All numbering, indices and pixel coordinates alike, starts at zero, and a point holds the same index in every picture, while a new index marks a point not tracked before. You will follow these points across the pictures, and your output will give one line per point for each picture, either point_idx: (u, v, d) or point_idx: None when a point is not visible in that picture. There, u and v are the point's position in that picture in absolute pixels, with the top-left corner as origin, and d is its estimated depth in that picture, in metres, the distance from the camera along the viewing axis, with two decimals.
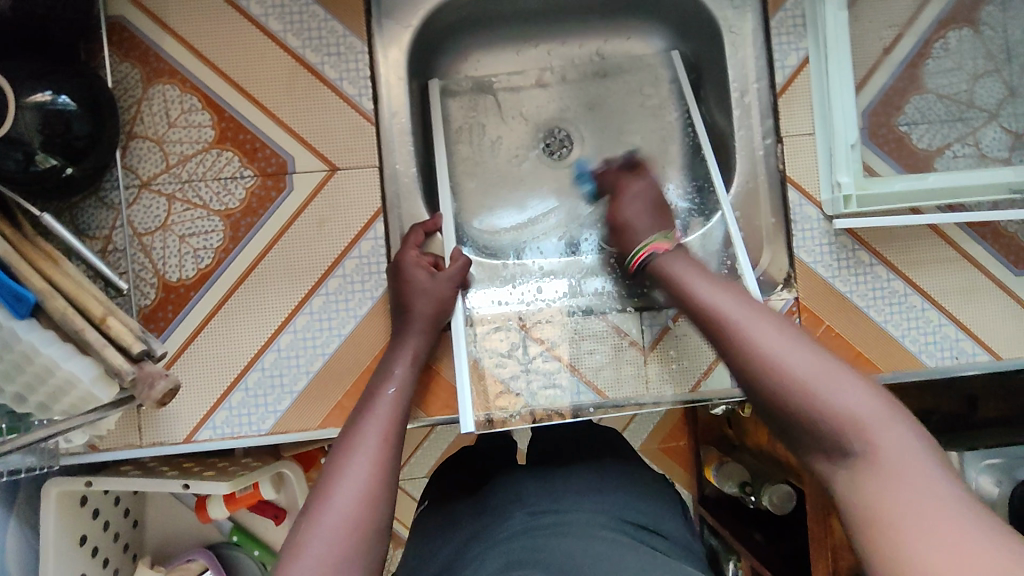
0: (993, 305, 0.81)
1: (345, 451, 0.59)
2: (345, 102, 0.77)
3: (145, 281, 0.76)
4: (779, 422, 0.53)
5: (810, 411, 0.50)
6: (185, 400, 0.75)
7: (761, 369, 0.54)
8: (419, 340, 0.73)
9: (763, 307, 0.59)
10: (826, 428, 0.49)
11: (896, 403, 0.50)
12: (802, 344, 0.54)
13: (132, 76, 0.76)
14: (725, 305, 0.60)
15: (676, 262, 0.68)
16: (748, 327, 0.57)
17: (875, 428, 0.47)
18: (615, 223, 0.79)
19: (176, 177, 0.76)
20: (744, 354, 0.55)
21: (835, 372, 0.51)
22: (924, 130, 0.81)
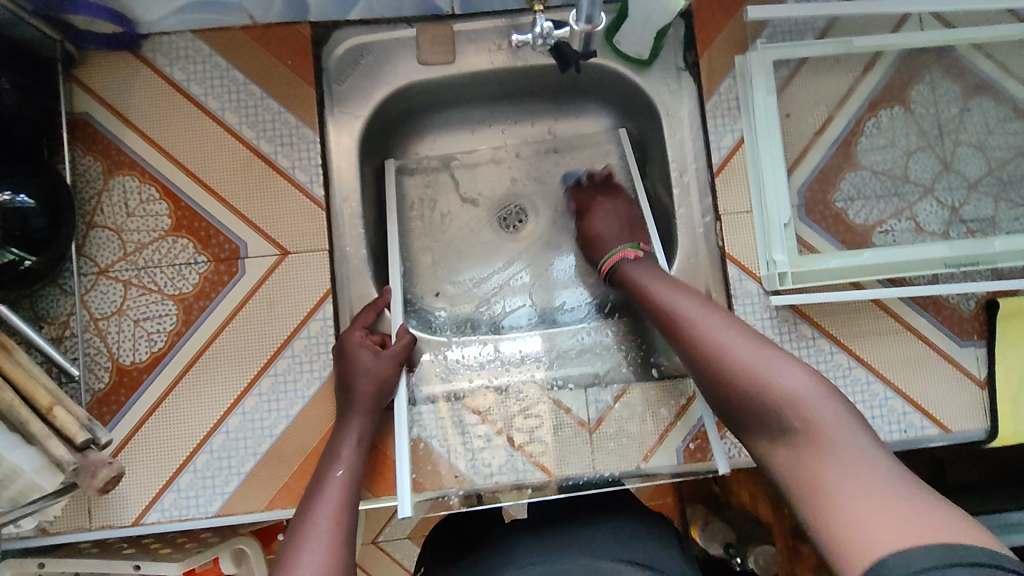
0: (939, 377, 0.81)
1: (297, 542, 0.61)
2: (296, 189, 0.81)
3: (100, 365, 0.78)
4: (728, 410, 0.63)
5: (756, 394, 0.60)
6: (136, 483, 0.76)
7: (716, 364, 0.63)
8: (362, 420, 0.74)
9: (722, 309, 0.69)
10: (773, 409, 0.58)
11: (837, 393, 0.59)
12: (754, 342, 0.63)
13: (94, 169, 0.80)
14: (682, 299, 0.70)
15: (634, 268, 0.77)
16: (701, 324, 0.66)
17: (818, 408, 0.57)
18: (587, 236, 0.86)
19: (132, 265, 0.79)
20: (703, 347, 0.65)
21: (799, 368, 0.60)
22: (860, 205, 0.82)
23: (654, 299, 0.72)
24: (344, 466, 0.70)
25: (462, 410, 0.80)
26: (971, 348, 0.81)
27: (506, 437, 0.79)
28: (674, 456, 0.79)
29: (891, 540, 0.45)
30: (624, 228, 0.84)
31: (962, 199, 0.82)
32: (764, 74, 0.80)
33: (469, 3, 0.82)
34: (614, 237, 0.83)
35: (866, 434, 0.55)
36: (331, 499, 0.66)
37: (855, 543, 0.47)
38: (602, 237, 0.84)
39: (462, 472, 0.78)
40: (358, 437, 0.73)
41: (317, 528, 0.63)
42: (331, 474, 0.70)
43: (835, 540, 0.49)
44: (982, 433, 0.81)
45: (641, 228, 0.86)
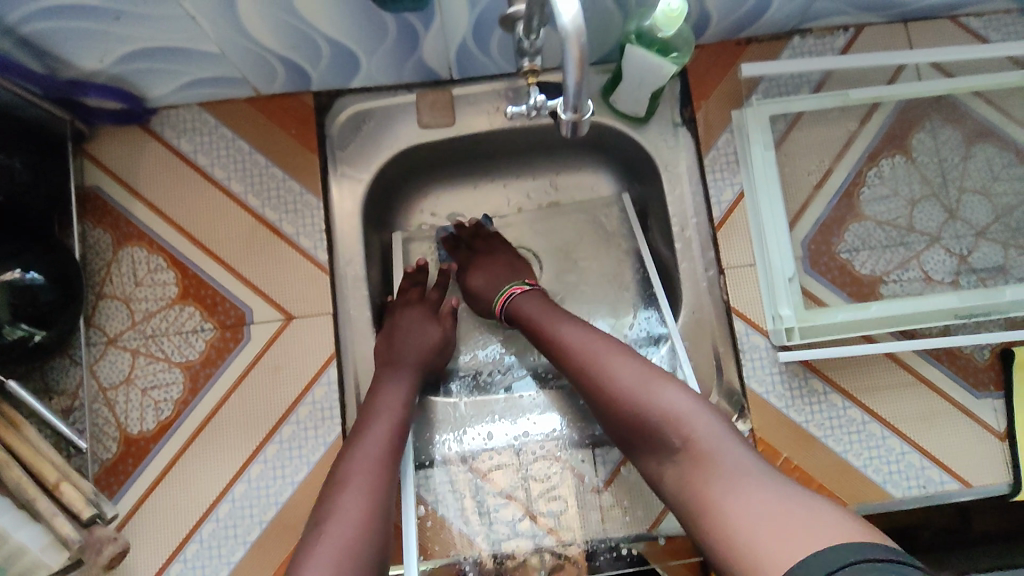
0: (958, 429, 0.78)
1: (337, 488, 0.64)
2: (301, 255, 0.82)
3: (108, 435, 0.78)
4: (623, 431, 0.65)
5: (640, 414, 0.62)
6: (141, 554, 0.76)
7: (609, 400, 0.65)
8: (415, 355, 0.80)
9: (611, 336, 0.70)
10: (657, 428, 0.61)
11: (709, 403, 0.63)
12: (648, 370, 0.65)
13: (104, 240, 0.82)
14: (572, 333, 0.71)
15: (524, 304, 0.79)
16: (598, 358, 0.67)
17: (696, 427, 0.60)
18: (467, 289, 0.88)
19: (140, 333, 0.80)
20: (597, 380, 0.66)
21: (683, 391, 0.63)
22: (866, 256, 0.81)
23: (553, 340, 0.72)
24: (390, 415, 0.72)
25: (469, 479, 0.79)
26: (989, 399, 0.79)
27: (518, 504, 0.78)
28: None
29: (780, 557, 0.49)
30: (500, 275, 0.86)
31: (971, 247, 0.81)
32: (760, 130, 0.82)
33: (467, 69, 0.84)
34: (493, 286, 0.85)
35: (744, 448, 0.59)
36: (368, 452, 0.67)
37: (751, 554, 0.51)
38: (485, 285, 0.86)
39: (470, 539, 0.77)
40: (405, 390, 0.76)
41: (356, 474, 0.65)
42: (376, 417, 0.71)
43: (734, 556, 0.52)
44: (1005, 487, 0.77)
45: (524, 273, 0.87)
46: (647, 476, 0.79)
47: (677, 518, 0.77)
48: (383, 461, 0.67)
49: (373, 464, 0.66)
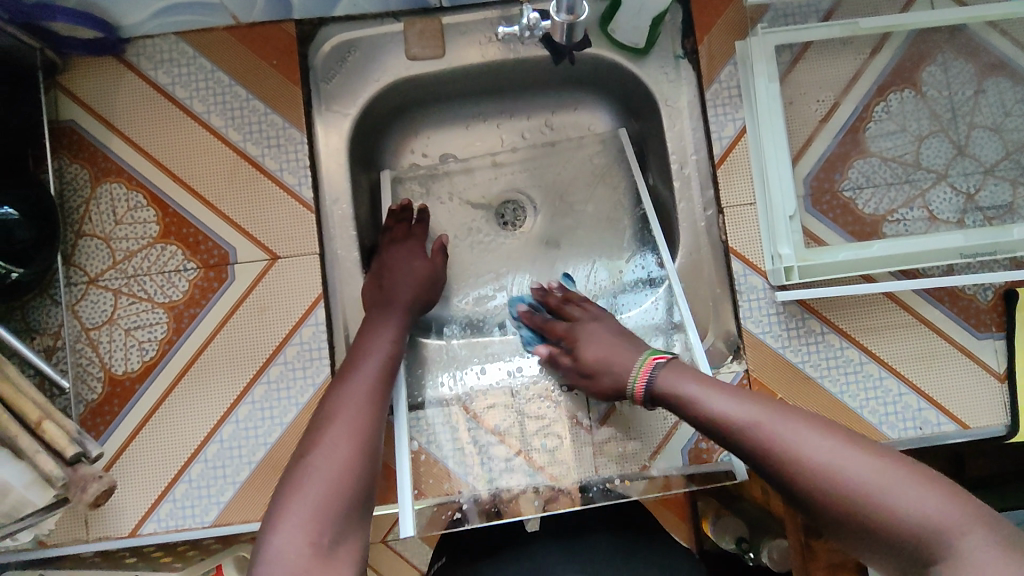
0: (958, 371, 0.77)
1: (320, 430, 0.62)
2: (285, 192, 0.79)
3: (92, 375, 0.77)
4: (837, 528, 0.51)
5: (878, 523, 0.48)
6: (131, 493, 0.76)
7: (820, 499, 0.51)
8: (406, 292, 0.78)
9: (780, 401, 0.58)
10: (909, 542, 0.47)
11: (970, 502, 0.48)
12: (844, 441, 0.53)
13: (81, 176, 0.79)
14: (741, 408, 0.58)
15: (692, 390, 0.62)
16: (785, 433, 0.54)
17: (948, 535, 0.46)
18: (586, 372, 0.73)
19: (122, 273, 0.78)
20: (793, 466, 0.52)
21: (908, 480, 0.49)
22: (870, 194, 0.79)
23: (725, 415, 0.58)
24: (380, 358, 0.70)
25: (464, 419, 0.78)
26: (990, 341, 0.77)
27: (509, 443, 0.77)
28: (680, 457, 0.77)
29: None
30: (624, 343, 0.73)
31: (977, 185, 0.78)
32: (765, 61, 0.77)
33: None
34: (606, 347, 0.73)
35: None
36: (354, 396, 0.65)
37: None
38: (600, 353, 0.73)
39: (461, 479, 0.76)
40: (394, 333, 0.74)
41: (341, 414, 0.63)
42: (366, 359, 0.70)
43: None
44: (1003, 428, 0.76)
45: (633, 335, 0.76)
46: (640, 416, 0.78)
47: (669, 458, 0.77)
48: (369, 402, 0.65)
49: (360, 405, 0.64)
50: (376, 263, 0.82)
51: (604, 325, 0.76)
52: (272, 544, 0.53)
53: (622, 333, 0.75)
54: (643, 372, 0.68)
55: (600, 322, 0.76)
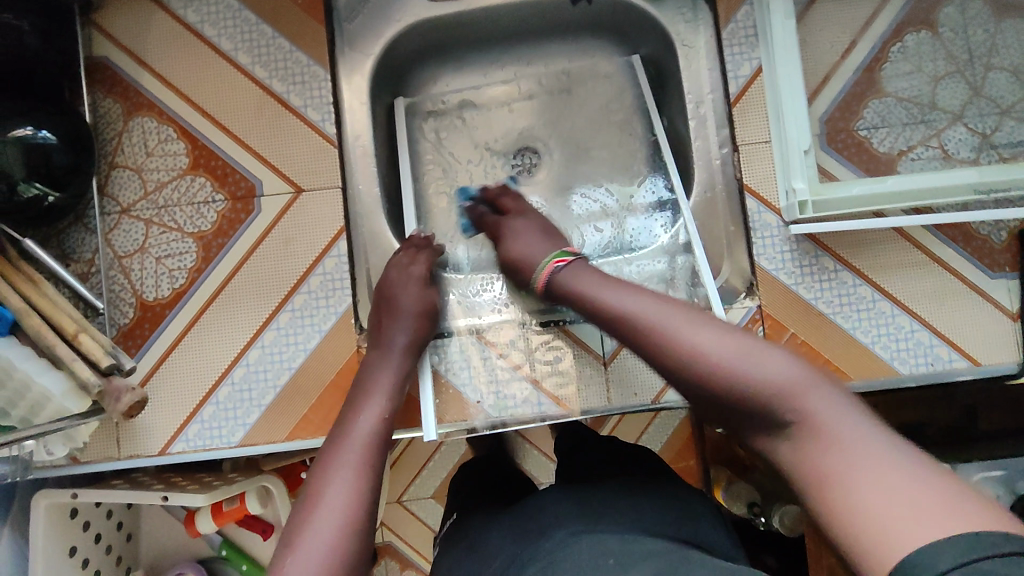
0: (971, 309, 0.77)
1: (324, 475, 0.62)
2: (308, 127, 0.81)
3: (124, 301, 0.80)
4: (701, 395, 0.56)
5: (730, 387, 0.54)
6: (161, 413, 0.79)
7: (695, 372, 0.56)
8: (409, 340, 0.76)
9: (668, 298, 0.62)
10: (756, 400, 0.52)
11: (823, 372, 0.53)
12: (719, 329, 0.57)
13: (115, 110, 0.82)
14: (634, 302, 0.62)
15: (597, 288, 0.67)
16: (660, 321, 0.59)
17: (803, 396, 0.51)
18: (510, 260, 0.79)
19: (153, 203, 0.81)
20: (666, 342, 0.58)
21: (770, 354, 0.54)
22: (884, 134, 0.79)
23: (626, 304, 0.63)
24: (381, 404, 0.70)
25: (474, 343, 0.80)
26: (1003, 280, 0.77)
27: (519, 368, 0.79)
28: None
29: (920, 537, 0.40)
30: (541, 235, 0.79)
31: (994, 126, 0.78)
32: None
33: None
34: (540, 248, 0.77)
35: (868, 428, 0.47)
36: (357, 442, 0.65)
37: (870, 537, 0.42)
38: (526, 249, 0.77)
39: (477, 405, 0.79)
40: (393, 377, 0.73)
41: (343, 460, 0.63)
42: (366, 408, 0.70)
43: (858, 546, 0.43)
44: (1013, 366, 0.77)
45: (557, 229, 0.81)
46: None
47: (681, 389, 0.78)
48: (371, 449, 0.65)
49: (362, 452, 0.65)
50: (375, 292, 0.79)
51: (534, 223, 0.81)
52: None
53: (549, 232, 0.80)
54: (553, 265, 0.73)
55: (536, 219, 0.82)
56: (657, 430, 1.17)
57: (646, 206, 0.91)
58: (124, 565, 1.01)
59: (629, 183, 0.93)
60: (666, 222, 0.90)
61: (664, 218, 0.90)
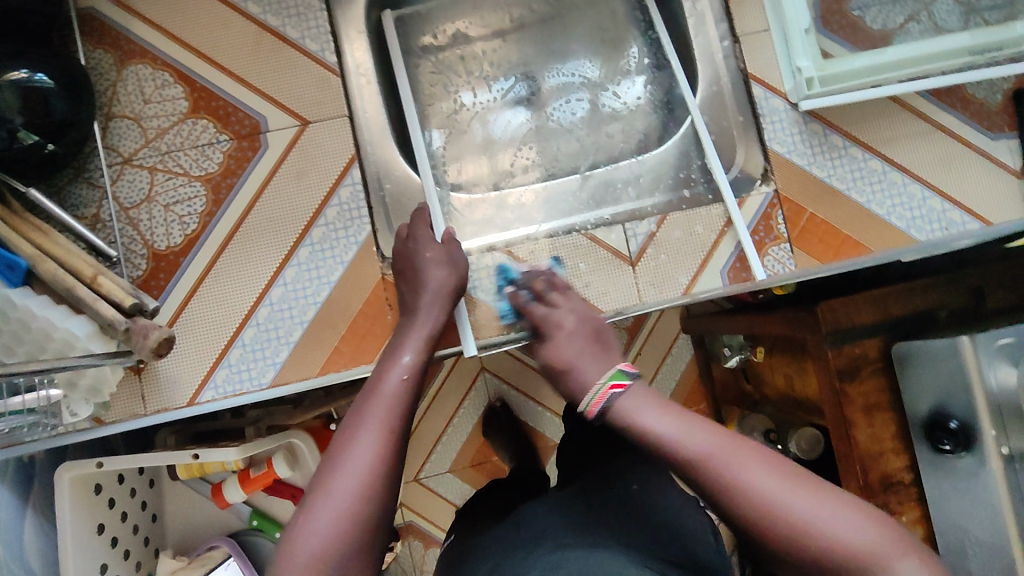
0: (977, 172, 0.79)
1: (352, 430, 0.60)
2: (309, 59, 0.79)
3: (136, 253, 0.77)
4: (763, 550, 0.50)
5: (810, 552, 0.47)
6: (186, 363, 0.77)
7: (770, 529, 0.48)
8: (438, 305, 0.71)
9: (729, 431, 0.53)
10: (840, 572, 0.46)
11: (905, 536, 0.48)
12: (795, 479, 0.49)
13: (106, 60, 0.79)
14: (697, 443, 0.52)
15: (654, 419, 0.55)
16: (735, 473, 0.49)
17: (897, 560, 0.46)
18: (549, 366, 0.66)
19: (155, 150, 0.78)
20: (740, 503, 0.49)
21: (853, 508, 0.48)
22: (876, 12, 0.81)
23: (683, 436, 0.53)
24: (412, 355, 0.67)
25: (485, 264, 0.80)
26: (1004, 140, 0.80)
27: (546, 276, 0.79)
28: (719, 279, 0.78)
29: None
30: (596, 347, 0.66)
31: None
32: None
33: None
34: (591, 366, 0.63)
35: None
36: (386, 397, 0.63)
37: None
38: (575, 353, 0.65)
39: (509, 320, 0.78)
40: (430, 324, 0.70)
41: (371, 419, 0.61)
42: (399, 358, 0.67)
43: None
44: None
45: (608, 333, 0.69)
46: (677, 243, 0.79)
47: (709, 280, 0.78)
48: (402, 404, 0.63)
49: (392, 407, 0.62)
50: (396, 253, 0.76)
51: (564, 321, 0.69)
52: (294, 553, 0.53)
53: (601, 341, 0.67)
54: (608, 394, 0.59)
55: (582, 325, 0.68)
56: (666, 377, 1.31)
57: (643, 112, 0.93)
58: (152, 547, 0.97)
59: (629, 94, 0.94)
60: (663, 121, 0.92)
61: (661, 118, 0.92)
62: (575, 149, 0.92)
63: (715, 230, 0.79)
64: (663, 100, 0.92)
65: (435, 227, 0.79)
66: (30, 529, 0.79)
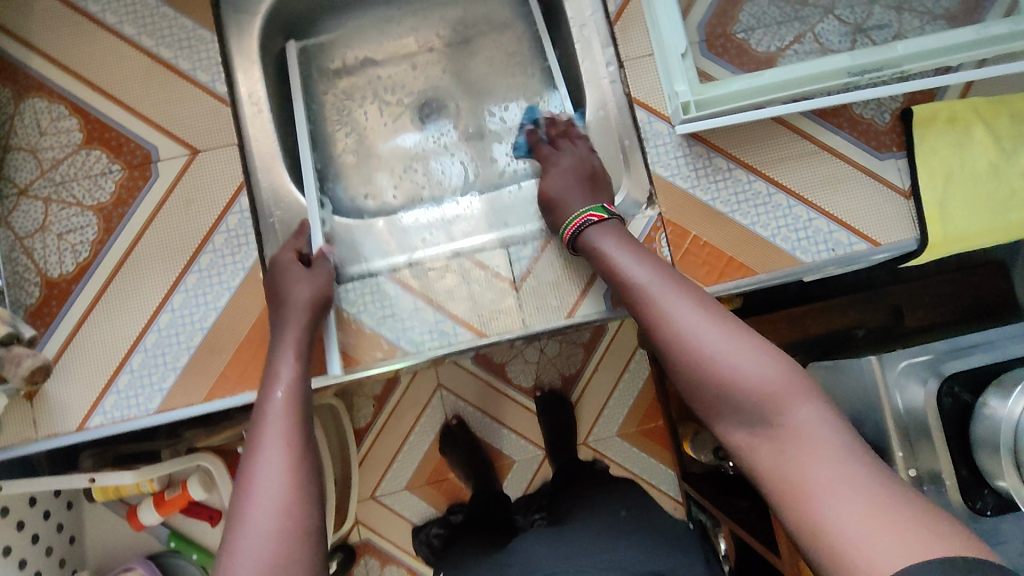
0: (865, 192, 0.79)
1: (253, 456, 0.61)
2: (199, 89, 0.81)
3: (29, 281, 0.79)
4: (681, 373, 0.62)
5: (713, 373, 0.59)
6: (76, 390, 0.78)
7: (682, 346, 0.61)
8: (303, 322, 0.73)
9: (672, 278, 0.66)
10: (730, 381, 0.58)
11: (802, 378, 0.58)
12: (714, 317, 0.62)
13: (5, 94, 0.81)
14: (637, 277, 0.67)
15: (615, 254, 0.70)
16: (664, 303, 0.64)
17: (784, 401, 0.56)
18: (543, 200, 0.79)
19: (50, 181, 0.80)
20: (664, 322, 0.63)
21: (759, 353, 0.58)
22: (762, 34, 0.81)
23: (630, 273, 0.68)
24: (289, 369, 0.68)
25: (372, 287, 0.80)
26: (892, 160, 0.80)
27: (430, 299, 0.80)
28: (603, 302, 0.79)
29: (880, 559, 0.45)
30: (581, 185, 0.77)
31: (864, 16, 0.82)
32: None
33: None
34: (571, 194, 0.77)
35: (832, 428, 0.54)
36: (277, 414, 0.64)
37: (846, 547, 0.47)
38: (561, 184, 0.78)
39: (395, 344, 0.79)
40: (297, 336, 0.72)
41: (268, 437, 0.62)
42: (276, 376, 0.68)
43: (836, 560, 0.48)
44: (913, 242, 0.79)
45: (602, 180, 0.79)
46: (562, 265, 0.80)
47: (593, 303, 0.79)
48: (293, 416, 0.64)
49: (285, 422, 0.63)
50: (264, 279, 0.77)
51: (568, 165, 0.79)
52: None
53: (586, 172, 0.79)
54: (580, 220, 0.74)
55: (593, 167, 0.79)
56: (625, 392, 1.52)
57: (540, 135, 0.93)
58: (70, 567, 0.98)
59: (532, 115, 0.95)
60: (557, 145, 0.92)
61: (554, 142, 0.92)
62: (478, 172, 0.93)
63: None
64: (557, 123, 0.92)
65: (313, 241, 0.81)
66: None
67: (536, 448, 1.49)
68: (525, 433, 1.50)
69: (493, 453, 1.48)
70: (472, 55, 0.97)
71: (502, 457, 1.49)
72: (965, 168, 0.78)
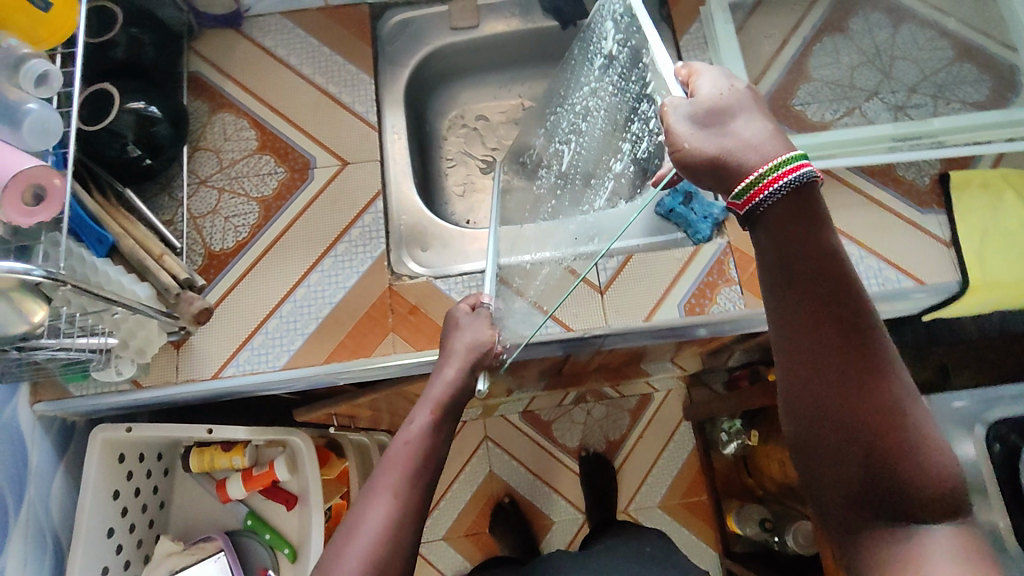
0: (910, 240, 0.91)
1: (366, 495, 0.65)
2: (356, 117, 1.01)
3: (195, 252, 0.95)
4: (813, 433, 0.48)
5: (862, 466, 0.46)
6: (216, 344, 0.91)
7: (838, 417, 0.46)
8: (449, 375, 0.76)
9: (859, 323, 0.46)
10: (878, 479, 0.45)
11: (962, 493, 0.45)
12: (891, 394, 0.45)
13: (202, 108, 1.02)
14: (808, 322, 0.46)
15: (806, 240, 0.46)
16: (838, 357, 0.46)
17: (944, 522, 0.45)
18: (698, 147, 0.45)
19: (226, 176, 0.99)
20: (829, 385, 0.46)
21: (940, 451, 0.45)
22: (816, 108, 1.00)
23: (807, 295, 0.46)
24: (422, 418, 0.72)
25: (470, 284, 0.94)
26: (933, 216, 0.92)
27: None
28: (677, 309, 0.91)
29: None
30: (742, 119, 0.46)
31: (904, 98, 1.00)
32: (722, 11, 1.01)
33: None
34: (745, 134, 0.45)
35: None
36: (396, 463, 0.67)
37: None
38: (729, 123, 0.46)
39: None
40: (447, 383, 0.75)
41: (385, 481, 0.65)
42: (409, 423, 0.71)
43: None
44: (956, 285, 0.88)
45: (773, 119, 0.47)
46: (643, 276, 0.93)
47: (668, 311, 0.91)
48: (412, 470, 0.67)
49: (401, 472, 0.66)
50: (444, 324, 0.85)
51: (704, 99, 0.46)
52: None
53: (719, 120, 0.46)
54: (787, 180, 0.44)
55: (741, 98, 0.47)
56: (673, 453, 1.56)
57: (615, 95, 0.65)
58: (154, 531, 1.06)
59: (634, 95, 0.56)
60: (630, 91, 0.62)
61: (631, 87, 0.62)
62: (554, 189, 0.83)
63: (675, 269, 0.93)
64: (627, 62, 0.63)
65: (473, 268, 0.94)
66: (58, 487, 0.90)
67: (578, 510, 1.51)
68: (567, 489, 1.53)
69: (535, 510, 1.51)
70: (560, 88, 0.88)
71: (542, 515, 1.51)
72: (998, 228, 0.89)
